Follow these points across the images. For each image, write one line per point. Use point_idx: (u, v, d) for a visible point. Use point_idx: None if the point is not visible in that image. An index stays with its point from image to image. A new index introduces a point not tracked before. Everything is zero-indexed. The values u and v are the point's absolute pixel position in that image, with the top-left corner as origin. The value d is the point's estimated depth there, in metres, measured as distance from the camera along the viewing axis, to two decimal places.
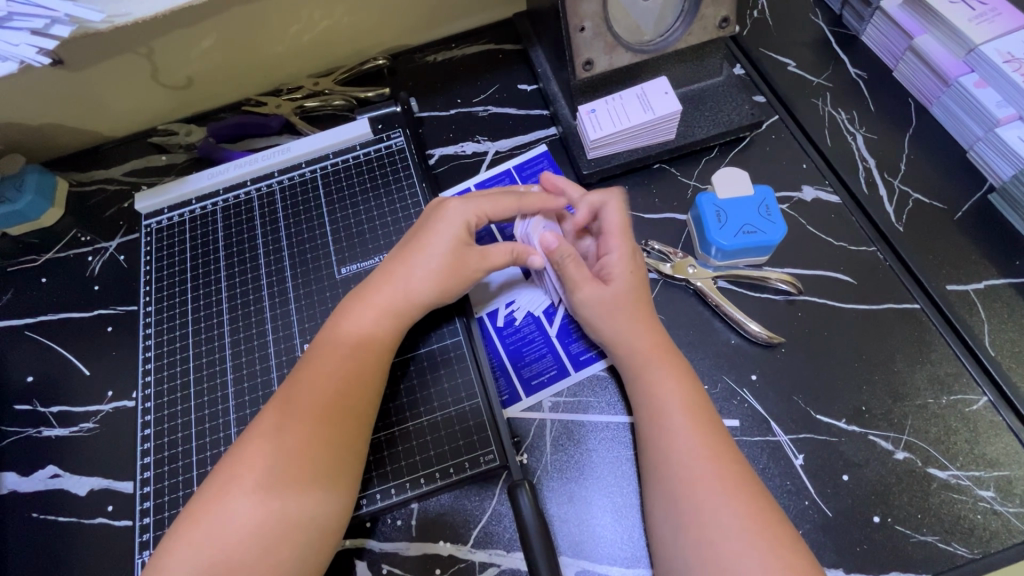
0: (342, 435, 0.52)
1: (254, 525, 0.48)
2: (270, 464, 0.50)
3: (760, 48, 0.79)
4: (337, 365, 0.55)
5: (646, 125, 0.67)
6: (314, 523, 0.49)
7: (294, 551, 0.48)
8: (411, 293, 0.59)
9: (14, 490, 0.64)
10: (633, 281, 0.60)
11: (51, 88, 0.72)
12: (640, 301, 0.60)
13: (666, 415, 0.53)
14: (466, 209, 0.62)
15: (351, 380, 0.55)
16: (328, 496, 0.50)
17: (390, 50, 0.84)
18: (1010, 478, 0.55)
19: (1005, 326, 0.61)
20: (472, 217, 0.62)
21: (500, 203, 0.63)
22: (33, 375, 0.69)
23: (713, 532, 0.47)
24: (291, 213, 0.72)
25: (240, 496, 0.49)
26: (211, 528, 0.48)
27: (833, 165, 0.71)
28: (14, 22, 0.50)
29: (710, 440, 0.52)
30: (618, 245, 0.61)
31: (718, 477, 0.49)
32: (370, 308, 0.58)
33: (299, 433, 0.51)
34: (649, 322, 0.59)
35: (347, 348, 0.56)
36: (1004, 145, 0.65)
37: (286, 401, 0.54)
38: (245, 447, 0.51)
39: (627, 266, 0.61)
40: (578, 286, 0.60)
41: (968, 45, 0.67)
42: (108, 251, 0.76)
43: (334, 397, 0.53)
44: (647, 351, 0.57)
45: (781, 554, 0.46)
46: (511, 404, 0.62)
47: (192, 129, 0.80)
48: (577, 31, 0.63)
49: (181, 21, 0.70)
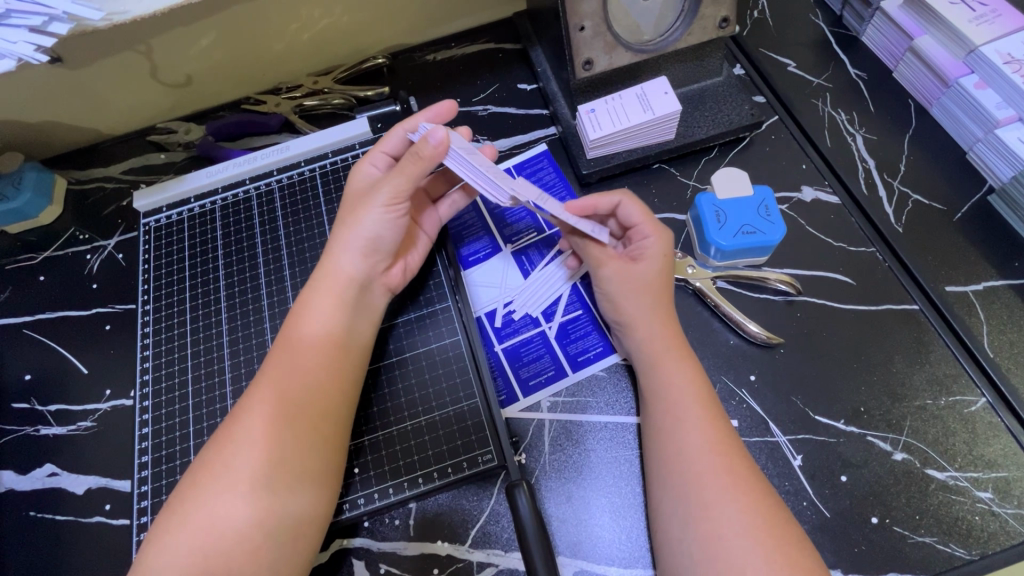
0: (303, 416, 0.52)
1: (225, 512, 0.47)
2: (238, 457, 0.49)
3: (759, 48, 0.79)
4: (293, 348, 0.55)
5: (645, 125, 0.67)
6: (287, 511, 0.48)
7: (269, 538, 0.47)
8: (337, 254, 0.60)
9: (12, 488, 0.64)
10: (662, 266, 0.60)
11: (49, 85, 0.72)
12: (663, 288, 0.60)
13: (675, 410, 0.53)
14: (363, 163, 0.65)
15: (309, 362, 0.54)
16: (301, 480, 0.50)
17: (390, 48, 0.84)
18: (1008, 479, 0.55)
19: (1004, 327, 0.61)
20: (374, 166, 0.64)
21: (386, 138, 0.65)
22: (31, 373, 0.69)
23: (721, 530, 0.47)
24: (290, 213, 0.72)
25: (213, 486, 0.48)
26: (186, 522, 0.47)
27: (832, 165, 0.71)
28: (13, 19, 0.50)
29: (719, 437, 0.51)
30: (652, 230, 0.61)
31: (727, 475, 0.49)
32: (327, 291, 0.58)
33: (264, 420, 0.51)
34: (660, 311, 0.59)
35: (299, 329, 0.56)
36: (1004, 146, 0.65)
37: (253, 393, 0.53)
38: (213, 442, 0.51)
39: (661, 249, 0.61)
40: (606, 263, 0.61)
41: (968, 46, 0.66)
42: (107, 249, 0.76)
43: (288, 375, 0.53)
44: (666, 338, 0.57)
45: (786, 553, 0.45)
46: (508, 404, 0.62)
47: (192, 129, 0.79)
48: (577, 30, 0.63)
49: (180, 19, 0.70)
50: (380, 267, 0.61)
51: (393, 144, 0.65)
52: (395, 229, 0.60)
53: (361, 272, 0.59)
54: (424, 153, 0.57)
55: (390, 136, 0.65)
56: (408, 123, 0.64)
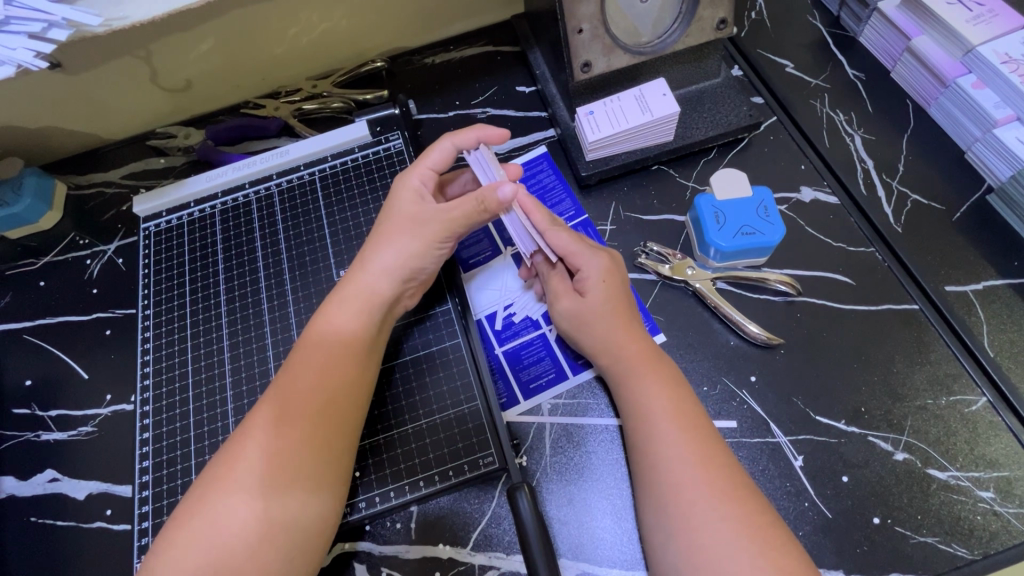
0: (326, 435, 0.52)
1: (238, 523, 0.47)
2: (252, 466, 0.49)
3: (758, 49, 0.80)
4: (319, 358, 0.55)
5: (645, 126, 0.67)
6: (301, 522, 0.49)
7: (281, 550, 0.47)
8: (370, 270, 0.59)
9: (12, 493, 0.64)
10: (608, 291, 0.59)
11: (47, 90, 0.72)
12: (620, 309, 0.59)
13: (652, 421, 0.53)
14: (409, 175, 0.63)
15: (336, 380, 0.54)
16: (312, 494, 0.50)
17: (389, 52, 0.84)
18: (1009, 479, 0.55)
19: (1004, 327, 0.61)
20: (421, 182, 0.63)
21: (432, 152, 0.63)
22: (32, 379, 0.69)
23: (703, 538, 0.47)
24: (290, 217, 0.72)
25: (228, 495, 0.48)
26: (199, 530, 0.47)
27: (831, 165, 0.71)
28: (13, 25, 0.50)
29: (697, 446, 0.51)
30: (583, 257, 0.60)
31: (706, 485, 0.49)
32: (350, 302, 0.58)
33: (278, 427, 0.51)
34: (631, 329, 0.59)
35: (326, 343, 0.56)
36: (1002, 146, 0.65)
37: (272, 402, 0.53)
38: (230, 450, 0.51)
39: (600, 275, 0.60)
40: (559, 299, 0.61)
41: (966, 46, 0.67)
42: (107, 254, 0.76)
43: (318, 388, 0.53)
44: (633, 360, 0.57)
45: (772, 556, 0.45)
46: (509, 407, 0.62)
47: (191, 133, 0.79)
48: (575, 33, 0.63)
49: (179, 24, 0.70)
50: (410, 291, 0.62)
51: (443, 160, 0.64)
52: (436, 262, 0.61)
53: (393, 295, 0.59)
54: (490, 203, 0.56)
55: (443, 151, 0.63)
56: (459, 138, 0.63)
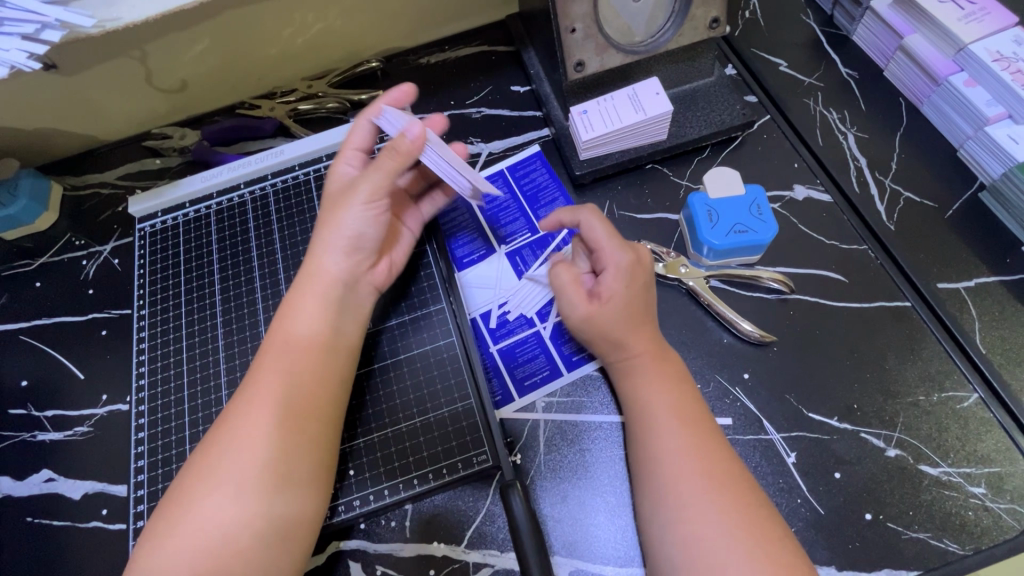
0: (282, 418, 0.51)
1: (216, 519, 0.47)
2: (223, 459, 0.49)
3: (752, 48, 0.80)
4: (272, 347, 0.56)
5: (638, 125, 0.67)
6: (276, 514, 0.48)
7: (256, 542, 0.47)
8: (319, 255, 0.59)
9: (8, 493, 0.64)
10: (626, 296, 0.58)
11: (43, 92, 0.72)
12: (633, 314, 0.58)
13: (653, 415, 0.54)
14: (338, 164, 0.64)
15: (289, 361, 0.54)
16: (290, 489, 0.50)
17: (384, 52, 0.85)
18: (1001, 475, 0.56)
19: (995, 323, 0.62)
20: (349, 164, 0.64)
21: (353, 134, 0.64)
22: (27, 380, 0.69)
23: (698, 531, 0.47)
24: (284, 217, 0.72)
25: (206, 490, 0.48)
26: (181, 526, 0.47)
27: (824, 164, 0.71)
28: (6, 27, 0.50)
29: (697, 440, 0.51)
30: (608, 257, 0.59)
31: (704, 478, 0.49)
32: (310, 294, 0.58)
33: (242, 419, 0.51)
34: (643, 329, 0.58)
35: (282, 332, 0.56)
36: (994, 143, 0.65)
37: (239, 396, 0.53)
38: (203, 448, 0.52)
39: (621, 281, 0.58)
40: (573, 303, 0.60)
41: (958, 44, 0.67)
42: (102, 255, 0.76)
43: (270, 374, 0.53)
44: (642, 357, 0.57)
45: (765, 549, 0.46)
46: (503, 405, 0.62)
47: (187, 133, 0.80)
48: (568, 32, 0.63)
49: (174, 25, 0.70)
50: (364, 266, 0.61)
51: (365, 136, 0.64)
52: (376, 225, 0.60)
53: (345, 272, 0.59)
54: (402, 149, 0.56)
55: (363, 130, 0.64)
56: (369, 112, 0.63)
